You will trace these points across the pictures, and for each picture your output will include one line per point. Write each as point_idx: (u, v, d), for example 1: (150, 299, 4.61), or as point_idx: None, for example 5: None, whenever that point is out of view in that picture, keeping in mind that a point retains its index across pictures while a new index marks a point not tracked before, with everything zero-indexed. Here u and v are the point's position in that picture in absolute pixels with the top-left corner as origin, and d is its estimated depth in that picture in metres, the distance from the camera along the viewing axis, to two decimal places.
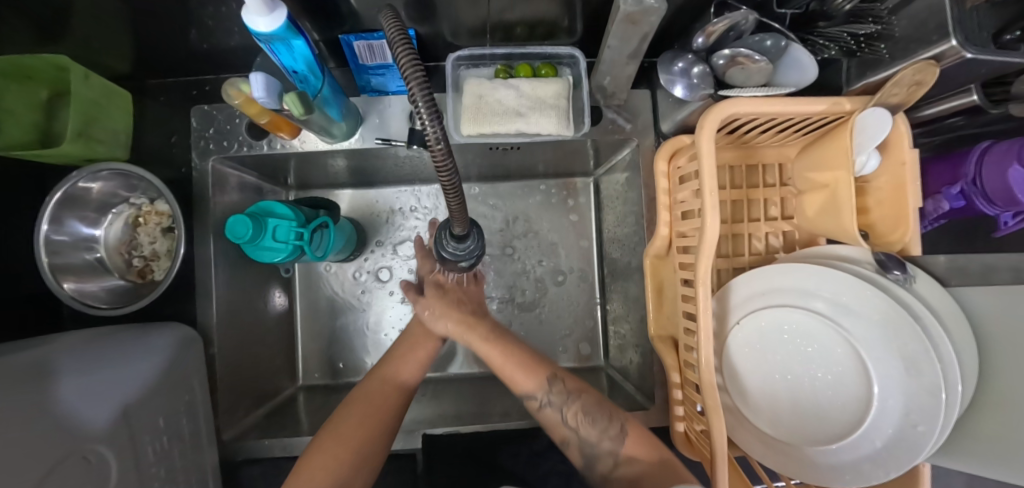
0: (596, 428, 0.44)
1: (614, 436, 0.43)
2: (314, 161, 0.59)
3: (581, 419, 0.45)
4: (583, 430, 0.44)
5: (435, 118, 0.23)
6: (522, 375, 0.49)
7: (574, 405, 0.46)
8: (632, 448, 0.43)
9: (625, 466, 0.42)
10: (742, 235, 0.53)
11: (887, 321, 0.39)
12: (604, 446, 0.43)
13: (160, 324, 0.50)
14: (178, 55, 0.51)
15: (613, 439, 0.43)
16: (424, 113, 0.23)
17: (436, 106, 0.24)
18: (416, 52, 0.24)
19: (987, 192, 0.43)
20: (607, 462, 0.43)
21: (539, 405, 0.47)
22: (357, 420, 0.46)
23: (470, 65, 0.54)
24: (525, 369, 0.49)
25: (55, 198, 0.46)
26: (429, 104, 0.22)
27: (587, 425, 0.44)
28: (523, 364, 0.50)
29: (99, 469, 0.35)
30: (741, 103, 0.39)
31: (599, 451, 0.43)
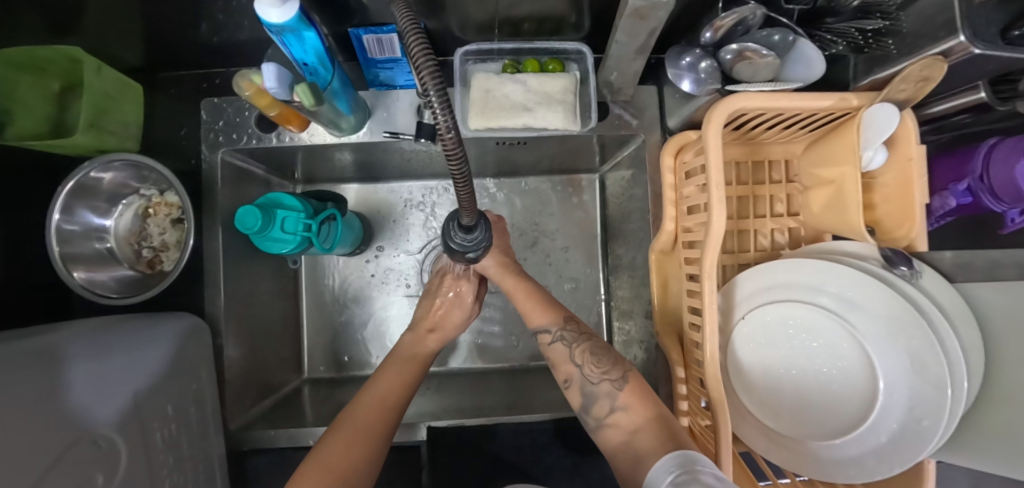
0: (598, 368, 0.45)
1: (614, 379, 0.44)
2: (321, 154, 0.59)
3: (587, 357, 0.46)
4: (586, 368, 0.46)
5: (446, 108, 0.21)
6: (536, 310, 0.53)
7: (582, 344, 0.48)
8: (627, 396, 0.42)
9: (619, 412, 0.42)
10: (747, 231, 0.53)
11: (893, 316, 0.39)
12: (602, 387, 0.43)
13: (168, 314, 0.50)
14: (188, 48, 0.51)
15: (613, 381, 0.43)
16: (434, 101, 0.21)
17: (449, 97, 0.21)
18: (428, 39, 0.22)
19: (994, 188, 0.43)
20: (602, 407, 0.43)
21: (549, 340, 0.50)
22: (374, 396, 0.45)
23: (477, 60, 0.55)
24: (543, 307, 0.53)
25: (67, 188, 0.46)
26: (441, 93, 0.20)
27: (591, 362, 0.46)
28: (542, 303, 0.53)
29: (110, 455, 0.36)
30: (748, 98, 0.40)
31: (597, 391, 0.44)
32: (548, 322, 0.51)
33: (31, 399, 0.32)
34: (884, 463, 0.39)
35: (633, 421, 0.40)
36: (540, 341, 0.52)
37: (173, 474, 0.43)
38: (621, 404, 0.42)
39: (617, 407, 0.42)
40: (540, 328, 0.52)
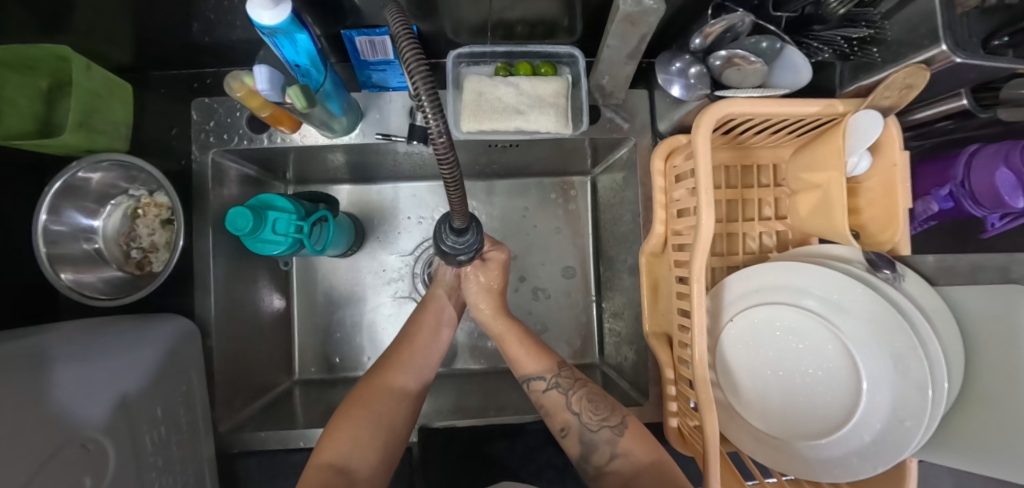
0: (596, 416, 0.47)
1: (614, 425, 0.46)
2: (313, 156, 0.59)
3: (585, 404, 0.48)
4: (584, 416, 0.47)
5: (437, 112, 0.23)
6: (528, 359, 0.53)
7: (579, 391, 0.49)
8: (629, 441, 0.45)
9: (621, 458, 0.44)
10: (736, 234, 0.53)
11: (876, 318, 0.40)
12: (602, 434, 0.46)
13: (157, 315, 0.50)
14: (179, 47, 0.51)
15: (613, 428, 0.46)
16: (426, 105, 0.22)
17: (440, 101, 0.23)
18: (420, 45, 0.23)
19: (974, 193, 0.44)
20: (603, 453, 0.45)
21: (543, 387, 0.51)
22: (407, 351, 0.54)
23: (470, 63, 0.55)
24: (532, 355, 0.53)
25: (54, 188, 0.46)
26: (433, 99, 0.22)
27: (589, 409, 0.47)
28: (535, 350, 0.54)
29: (98, 457, 0.36)
30: (737, 103, 0.40)
31: (597, 440, 0.46)
32: (540, 369, 0.52)
33: (19, 401, 0.32)
34: (870, 463, 0.40)
35: (634, 466, 0.43)
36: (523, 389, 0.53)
37: (162, 476, 0.42)
38: (622, 450, 0.44)
39: (618, 454, 0.44)
40: (532, 375, 0.52)
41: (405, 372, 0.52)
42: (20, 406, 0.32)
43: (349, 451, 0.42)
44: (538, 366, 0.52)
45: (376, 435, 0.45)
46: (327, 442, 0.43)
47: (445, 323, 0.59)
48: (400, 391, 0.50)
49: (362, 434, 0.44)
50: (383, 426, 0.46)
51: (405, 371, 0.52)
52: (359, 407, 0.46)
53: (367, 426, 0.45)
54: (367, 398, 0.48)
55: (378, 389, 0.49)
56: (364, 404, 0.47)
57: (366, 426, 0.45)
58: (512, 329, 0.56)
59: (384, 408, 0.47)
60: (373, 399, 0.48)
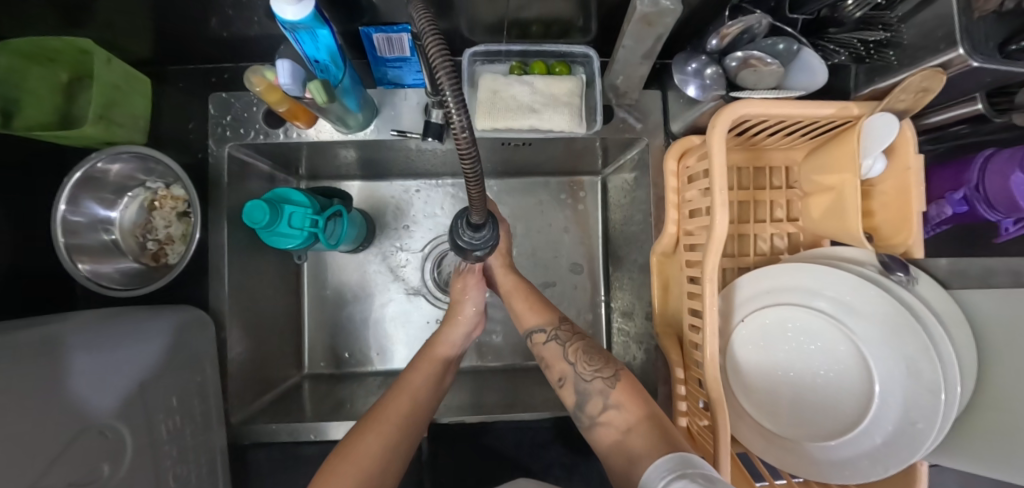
0: (591, 367, 0.46)
1: (607, 377, 0.45)
2: (325, 151, 0.59)
3: (580, 354, 0.48)
4: (579, 367, 0.47)
5: (461, 107, 0.23)
6: (530, 312, 0.55)
7: (576, 344, 0.49)
8: (621, 393, 0.43)
9: (613, 410, 0.42)
10: (748, 235, 0.54)
11: (889, 320, 0.40)
12: (595, 385, 0.45)
13: (169, 306, 0.50)
14: (198, 42, 0.52)
15: (606, 379, 0.45)
16: (450, 100, 0.22)
17: (463, 95, 0.23)
18: (444, 40, 0.23)
19: (989, 198, 0.44)
20: (596, 404, 0.44)
21: (544, 339, 0.52)
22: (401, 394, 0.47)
23: (485, 61, 0.55)
24: (535, 309, 0.55)
25: (74, 179, 0.47)
26: (457, 94, 0.22)
27: (584, 361, 0.47)
28: (537, 305, 0.55)
29: (113, 445, 0.36)
30: (753, 104, 0.40)
31: (590, 391, 0.45)
32: (541, 322, 0.53)
33: (37, 388, 0.32)
34: (880, 464, 0.40)
35: (626, 420, 0.41)
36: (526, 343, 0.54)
37: (175, 466, 0.43)
38: (614, 402, 0.43)
39: (610, 405, 0.43)
40: (534, 328, 0.53)
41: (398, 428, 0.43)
42: (37, 393, 0.32)
43: None
44: (531, 322, 0.54)
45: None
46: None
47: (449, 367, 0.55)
48: (390, 453, 0.41)
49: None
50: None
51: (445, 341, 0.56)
52: (343, 471, 0.38)
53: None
54: (358, 457, 0.39)
55: (372, 442, 0.41)
56: (357, 460, 0.39)
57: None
58: (520, 285, 0.58)
59: (372, 473, 0.38)
60: (365, 456, 0.39)
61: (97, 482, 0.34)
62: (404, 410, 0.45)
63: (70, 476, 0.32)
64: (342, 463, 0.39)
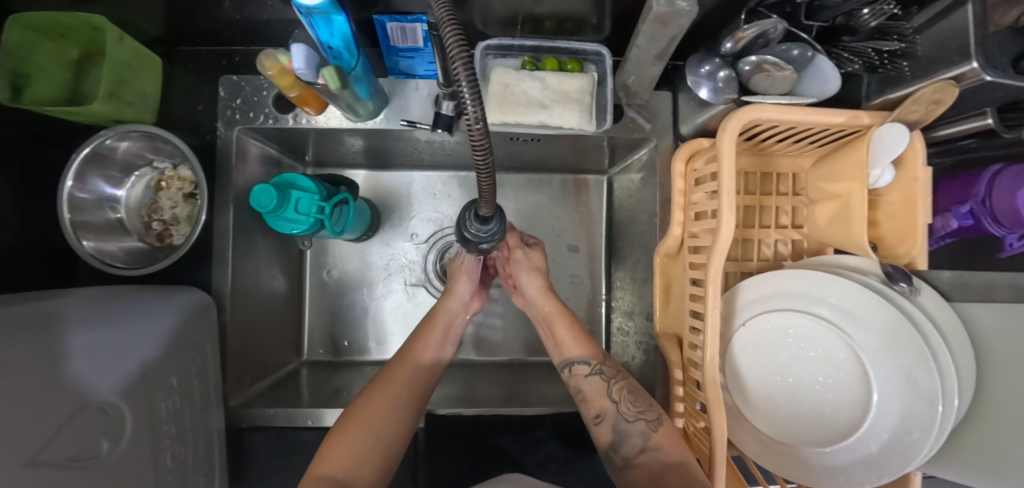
0: (634, 408, 0.47)
1: (649, 420, 0.46)
2: (332, 138, 0.59)
3: (624, 394, 0.49)
4: (622, 406, 0.48)
5: (476, 99, 0.24)
6: (572, 343, 0.56)
7: (620, 382, 0.51)
8: (661, 437, 0.45)
9: (651, 452, 0.44)
10: (752, 240, 0.54)
11: (890, 328, 0.41)
12: (637, 426, 0.46)
13: (176, 287, 0.50)
14: (210, 23, 0.51)
15: (648, 422, 0.46)
16: (466, 94, 0.23)
17: (479, 91, 0.24)
18: (460, 25, 0.24)
19: (995, 212, 0.44)
20: (633, 445, 0.45)
21: (585, 372, 0.52)
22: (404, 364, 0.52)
23: (498, 55, 0.55)
24: (579, 340, 0.56)
25: (82, 155, 0.46)
26: (473, 86, 0.23)
27: (626, 400, 0.48)
28: (581, 337, 0.56)
29: (114, 420, 0.36)
30: (763, 109, 0.41)
31: (630, 431, 0.46)
32: (584, 355, 0.54)
33: (34, 363, 0.32)
34: (871, 471, 0.40)
35: (663, 462, 0.42)
36: (563, 374, 0.55)
37: (174, 445, 0.42)
38: (653, 445, 0.44)
39: (649, 448, 0.44)
40: (575, 359, 0.54)
41: (406, 381, 0.49)
42: (36, 367, 0.32)
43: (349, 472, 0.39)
44: (573, 350, 0.55)
45: (374, 457, 0.42)
46: (326, 456, 0.41)
47: (450, 339, 0.59)
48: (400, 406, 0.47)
49: (361, 454, 0.41)
50: (381, 445, 0.43)
51: (427, 350, 0.55)
52: (357, 424, 0.43)
53: (364, 446, 0.42)
54: (364, 415, 0.44)
55: (380, 405, 0.46)
56: (362, 418, 0.44)
57: (364, 440, 0.42)
58: (560, 310, 0.59)
59: (382, 426, 0.44)
60: (371, 414, 0.45)
61: (97, 458, 0.33)
62: (412, 376, 0.51)
63: (70, 450, 0.32)
64: (347, 426, 0.43)
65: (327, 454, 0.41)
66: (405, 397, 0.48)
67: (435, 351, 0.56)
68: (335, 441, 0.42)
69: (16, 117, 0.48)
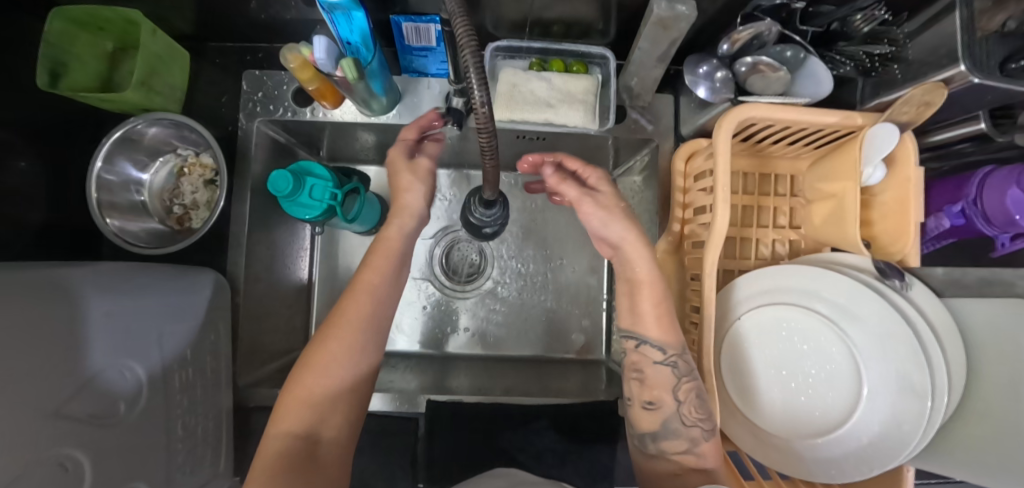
0: (697, 413, 0.42)
1: (705, 429, 0.41)
2: (346, 133, 0.62)
3: (691, 397, 0.42)
4: (684, 407, 0.42)
5: (482, 87, 0.28)
6: (653, 320, 0.45)
7: (693, 381, 0.42)
8: (710, 447, 0.41)
9: (692, 456, 0.42)
10: (750, 239, 0.55)
11: (883, 323, 0.42)
12: (690, 431, 0.42)
13: (197, 268, 0.50)
14: (238, 21, 0.55)
15: (703, 430, 0.41)
16: (474, 85, 0.28)
17: (485, 77, 0.28)
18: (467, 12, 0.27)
19: (986, 213, 0.45)
20: (677, 445, 0.42)
21: (637, 346, 0.46)
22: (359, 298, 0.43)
23: (506, 56, 0.57)
24: (658, 316, 0.45)
25: (113, 138, 0.50)
26: (479, 73, 0.27)
27: (695, 404, 0.42)
28: (664, 313, 0.45)
29: (132, 383, 0.37)
30: (758, 108, 0.42)
31: (681, 432, 0.42)
32: (660, 338, 0.44)
33: None
34: (863, 464, 0.41)
35: (703, 471, 0.41)
36: (624, 343, 0.47)
37: (184, 415, 0.44)
38: (698, 452, 0.41)
39: (693, 452, 0.42)
40: (646, 338, 0.45)
41: (360, 317, 0.42)
42: None
43: (313, 421, 0.38)
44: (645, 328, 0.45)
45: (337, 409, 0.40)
46: (281, 413, 0.38)
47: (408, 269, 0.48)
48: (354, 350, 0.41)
49: (316, 407, 0.39)
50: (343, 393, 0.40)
51: (375, 269, 0.45)
52: (311, 375, 0.39)
53: (322, 398, 0.39)
54: (319, 364, 0.40)
55: (332, 354, 0.40)
56: (315, 369, 0.40)
57: (320, 393, 0.39)
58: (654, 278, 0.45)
59: (339, 374, 0.40)
60: (330, 363, 0.40)
61: (115, 417, 0.35)
62: (368, 309, 0.43)
63: (93, 406, 0.33)
64: (298, 385, 0.39)
65: (285, 408, 0.39)
66: (360, 340, 0.42)
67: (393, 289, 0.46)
68: (291, 395, 0.39)
69: (51, 104, 0.51)
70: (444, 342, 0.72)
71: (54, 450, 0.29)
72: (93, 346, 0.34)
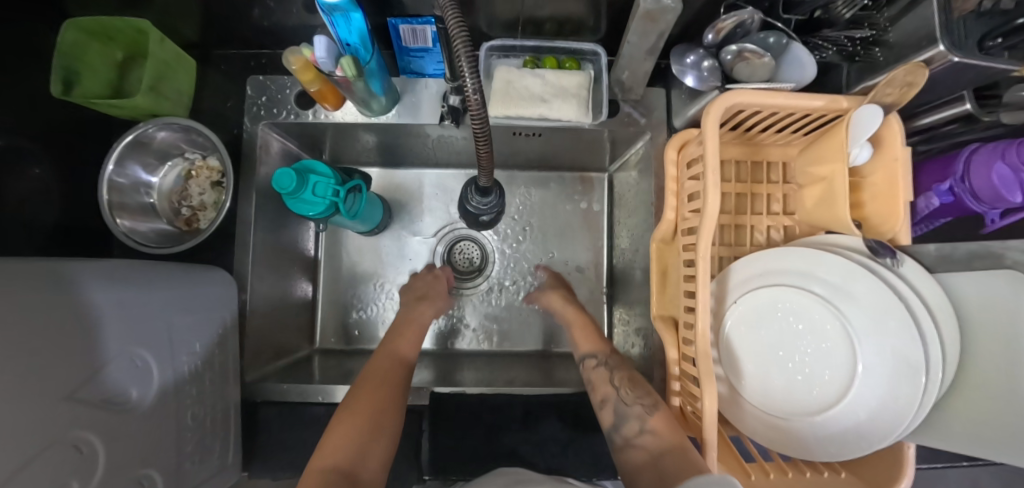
0: (634, 394, 0.50)
1: (647, 404, 0.48)
2: (348, 134, 0.64)
3: (624, 382, 0.52)
4: (621, 392, 0.51)
5: (474, 79, 0.31)
6: (585, 340, 0.61)
7: (621, 372, 0.54)
8: (658, 420, 0.45)
9: (647, 434, 0.45)
10: (744, 226, 0.56)
11: (877, 300, 0.42)
12: (634, 409, 0.48)
13: (208, 268, 0.52)
14: (242, 28, 0.57)
15: (644, 406, 0.47)
16: (467, 78, 0.31)
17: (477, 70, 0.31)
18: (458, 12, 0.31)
19: (974, 190, 0.45)
20: (633, 427, 0.46)
21: (594, 364, 0.57)
22: (400, 342, 0.57)
23: (501, 55, 0.59)
24: (590, 338, 0.60)
25: (125, 142, 0.52)
26: (472, 66, 0.30)
27: (626, 386, 0.51)
28: (590, 334, 0.61)
29: (143, 372, 0.39)
30: (745, 94, 0.44)
31: (629, 413, 0.48)
32: (592, 350, 0.58)
33: None
34: (863, 440, 0.41)
35: (660, 444, 0.43)
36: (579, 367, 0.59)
37: (193, 406, 0.45)
38: (651, 427, 0.45)
39: (646, 430, 0.45)
40: (586, 354, 0.59)
41: (393, 370, 0.51)
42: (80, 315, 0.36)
43: (354, 458, 0.40)
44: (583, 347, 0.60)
45: (375, 439, 0.43)
46: (321, 452, 0.41)
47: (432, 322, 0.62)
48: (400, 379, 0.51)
49: (355, 442, 0.42)
50: (378, 430, 0.44)
51: (392, 360, 0.54)
52: (340, 429, 0.43)
53: (359, 433, 0.42)
54: (359, 407, 0.45)
55: (371, 398, 0.46)
56: (350, 420, 0.44)
57: (356, 435, 0.42)
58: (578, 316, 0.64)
59: (371, 414, 0.44)
60: (367, 402, 0.46)
61: (127, 404, 0.36)
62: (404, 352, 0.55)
63: (107, 392, 0.35)
64: (337, 427, 0.43)
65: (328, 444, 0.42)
66: (388, 392, 0.47)
67: (408, 351, 0.56)
68: (330, 439, 0.42)
69: (63, 111, 0.53)
70: (454, 341, 0.74)
71: (69, 433, 0.30)
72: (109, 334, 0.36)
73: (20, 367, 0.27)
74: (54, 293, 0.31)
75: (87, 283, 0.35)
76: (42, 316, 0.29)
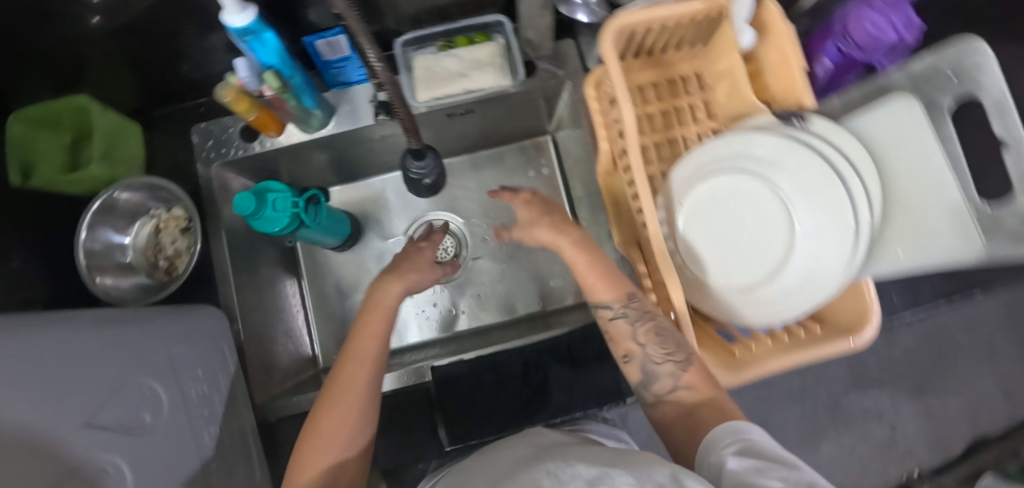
0: (663, 347, 0.41)
1: (679, 360, 0.40)
2: (298, 157, 0.67)
3: (652, 336, 0.42)
4: (649, 348, 0.42)
5: (379, 58, 0.36)
6: (603, 284, 0.46)
7: (648, 322, 0.43)
8: (693, 375, 0.39)
9: (683, 391, 0.39)
10: (676, 140, 0.59)
11: (800, 160, 0.45)
12: (665, 367, 0.40)
13: (197, 306, 0.54)
14: (174, 83, 0.61)
15: (679, 363, 0.40)
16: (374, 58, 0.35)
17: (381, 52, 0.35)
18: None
19: (858, 42, 0.49)
20: (665, 385, 0.40)
21: (610, 316, 0.45)
22: (354, 367, 0.41)
23: (416, 48, 0.63)
24: (608, 279, 0.46)
25: (93, 208, 0.55)
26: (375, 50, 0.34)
27: (656, 342, 0.42)
28: (605, 275, 0.46)
29: (151, 398, 0.41)
30: (631, 13, 0.47)
31: (660, 371, 0.41)
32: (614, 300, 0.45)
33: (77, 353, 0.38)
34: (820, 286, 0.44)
35: (696, 398, 0.38)
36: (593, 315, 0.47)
37: (209, 427, 0.47)
38: (685, 383, 0.39)
39: (680, 386, 0.39)
40: (600, 302, 0.46)
41: (359, 380, 0.40)
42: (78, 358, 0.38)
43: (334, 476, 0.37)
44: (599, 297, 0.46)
45: (351, 459, 0.38)
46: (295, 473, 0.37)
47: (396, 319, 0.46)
48: (366, 381, 0.41)
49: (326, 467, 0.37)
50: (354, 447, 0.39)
51: (356, 368, 0.41)
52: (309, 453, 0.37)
53: (330, 454, 0.37)
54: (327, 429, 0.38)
55: (340, 417, 0.38)
56: (318, 443, 0.37)
57: (327, 456, 0.37)
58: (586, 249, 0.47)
59: (342, 438, 0.38)
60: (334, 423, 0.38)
61: (142, 427, 0.39)
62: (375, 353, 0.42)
63: (121, 417, 0.37)
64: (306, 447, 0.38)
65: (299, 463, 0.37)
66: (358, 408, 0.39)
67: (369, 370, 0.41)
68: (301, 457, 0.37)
69: None
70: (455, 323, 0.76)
71: (94, 452, 0.33)
72: (112, 365, 0.38)
73: (34, 394, 0.30)
74: (53, 333, 0.34)
75: (79, 325, 0.37)
76: (44, 350, 0.32)
